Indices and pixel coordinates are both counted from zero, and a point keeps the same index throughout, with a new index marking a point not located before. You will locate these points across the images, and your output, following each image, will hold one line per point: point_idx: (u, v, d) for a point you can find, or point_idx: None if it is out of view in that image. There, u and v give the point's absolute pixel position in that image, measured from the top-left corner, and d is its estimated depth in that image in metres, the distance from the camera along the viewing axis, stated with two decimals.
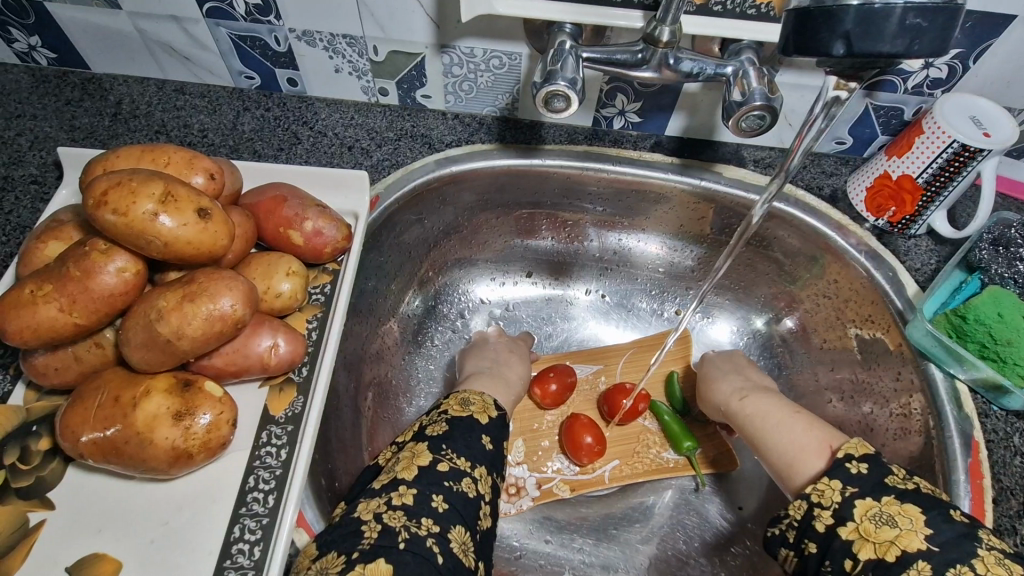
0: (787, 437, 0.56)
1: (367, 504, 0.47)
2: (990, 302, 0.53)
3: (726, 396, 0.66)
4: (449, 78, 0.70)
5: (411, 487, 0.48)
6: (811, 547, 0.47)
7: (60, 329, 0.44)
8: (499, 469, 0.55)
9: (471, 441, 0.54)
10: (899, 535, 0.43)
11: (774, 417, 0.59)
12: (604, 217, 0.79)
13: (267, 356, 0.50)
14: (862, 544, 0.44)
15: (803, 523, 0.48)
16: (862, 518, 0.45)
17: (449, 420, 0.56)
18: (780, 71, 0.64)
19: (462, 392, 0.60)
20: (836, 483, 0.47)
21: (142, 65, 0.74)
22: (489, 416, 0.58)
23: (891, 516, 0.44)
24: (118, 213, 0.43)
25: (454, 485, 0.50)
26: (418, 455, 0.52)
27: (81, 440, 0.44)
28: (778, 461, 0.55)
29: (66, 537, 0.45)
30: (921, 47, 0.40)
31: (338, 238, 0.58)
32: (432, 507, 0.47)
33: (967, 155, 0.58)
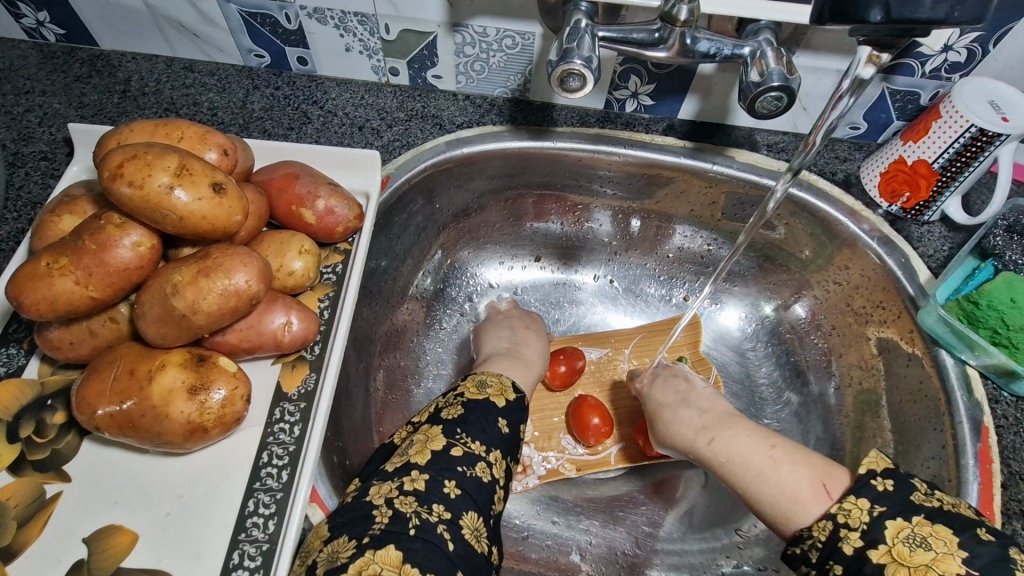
0: (777, 482, 0.52)
1: (379, 488, 0.47)
2: (1003, 287, 0.53)
3: (688, 436, 0.62)
4: (461, 58, 0.69)
5: (423, 472, 0.48)
6: (837, 569, 0.45)
7: (76, 303, 0.44)
8: (514, 453, 0.55)
9: (487, 425, 0.54)
10: (935, 559, 0.41)
11: (755, 458, 0.55)
12: (615, 201, 0.78)
13: (280, 333, 0.50)
14: (896, 568, 0.42)
15: (829, 545, 0.46)
16: (895, 540, 0.43)
17: (466, 403, 0.55)
18: (797, 53, 0.63)
19: (479, 374, 0.59)
20: (863, 503, 0.46)
21: (151, 42, 0.74)
22: (506, 399, 0.57)
23: (924, 538, 0.42)
24: (133, 186, 0.43)
25: (468, 470, 0.50)
26: (432, 440, 0.51)
27: (97, 413, 0.44)
28: (771, 507, 0.52)
29: (83, 508, 0.46)
30: (960, 15, 0.41)
31: (350, 217, 0.58)
32: (444, 494, 0.47)
33: (985, 140, 0.57)
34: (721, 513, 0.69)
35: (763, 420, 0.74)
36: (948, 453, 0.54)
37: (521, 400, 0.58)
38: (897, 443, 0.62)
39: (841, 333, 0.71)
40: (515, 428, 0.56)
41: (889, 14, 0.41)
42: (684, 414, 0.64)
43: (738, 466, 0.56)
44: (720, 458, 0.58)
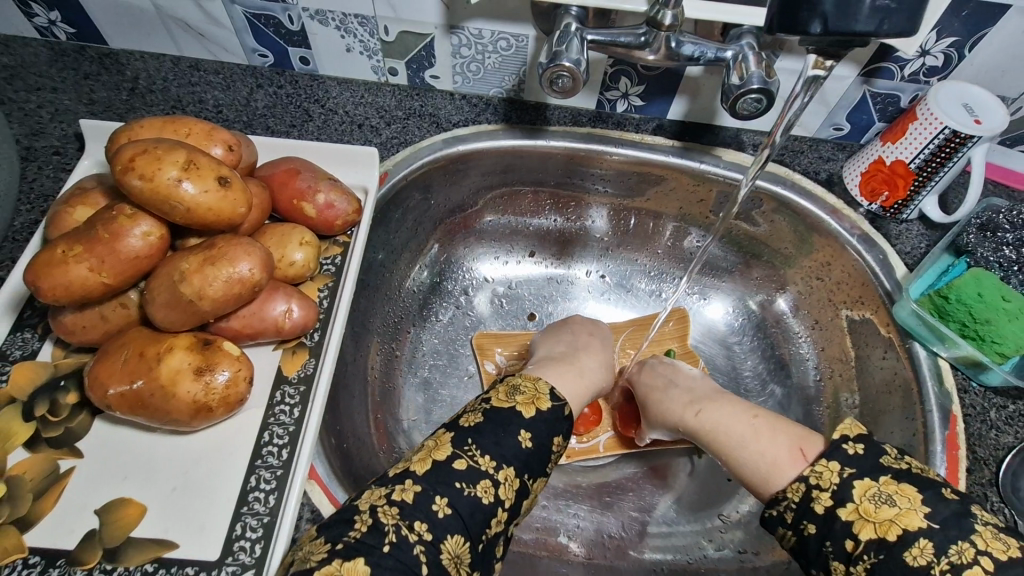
0: (757, 449, 0.54)
1: (371, 494, 0.46)
2: (972, 283, 0.56)
3: (679, 411, 0.63)
4: (457, 59, 0.72)
5: (416, 484, 0.46)
6: (810, 528, 0.47)
7: (89, 288, 0.47)
8: (533, 471, 0.51)
9: (503, 439, 0.50)
10: (898, 514, 0.43)
11: (738, 427, 0.57)
12: (607, 197, 0.81)
13: (281, 320, 0.53)
14: (863, 525, 0.44)
15: (801, 506, 0.48)
16: (862, 499, 0.45)
17: (486, 411, 0.52)
18: (780, 58, 0.64)
19: (513, 379, 0.56)
20: (834, 465, 0.47)
21: (158, 41, 0.76)
22: (536, 408, 0.53)
23: (889, 495, 0.44)
24: (144, 179, 0.46)
25: (466, 488, 0.47)
26: (438, 448, 0.49)
27: (109, 393, 0.47)
28: (753, 472, 0.54)
29: (94, 482, 0.49)
30: (891, 27, 0.43)
31: (349, 211, 0.61)
32: (431, 512, 0.45)
33: (958, 141, 0.60)
34: (705, 498, 0.72)
35: None
36: (919, 440, 0.57)
37: (555, 410, 0.54)
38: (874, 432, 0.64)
39: (823, 328, 0.74)
40: (540, 441, 0.52)
41: (827, 26, 0.43)
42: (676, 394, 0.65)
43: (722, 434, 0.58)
44: (705, 429, 0.60)
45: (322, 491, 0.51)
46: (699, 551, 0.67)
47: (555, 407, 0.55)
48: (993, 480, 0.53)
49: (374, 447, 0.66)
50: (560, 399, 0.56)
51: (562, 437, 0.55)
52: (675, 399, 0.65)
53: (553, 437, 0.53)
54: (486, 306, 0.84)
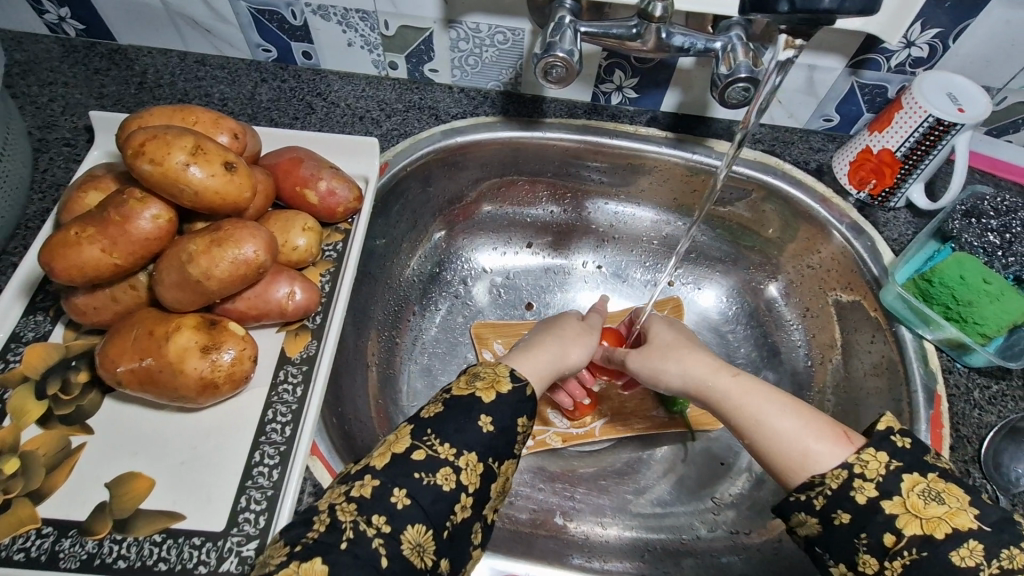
0: (793, 424, 0.51)
1: (332, 492, 0.47)
2: (954, 265, 0.58)
3: (701, 376, 0.60)
4: (456, 53, 0.74)
5: (375, 478, 0.46)
6: (844, 517, 0.44)
7: (101, 269, 0.49)
8: (500, 454, 0.50)
9: (464, 426, 0.50)
10: (948, 513, 0.42)
11: (764, 402, 0.54)
12: (603, 188, 0.83)
13: (284, 302, 0.55)
14: (908, 520, 0.43)
15: (839, 493, 0.45)
16: (910, 493, 0.43)
17: (448, 401, 0.52)
18: (802, 50, 0.67)
19: (474, 367, 0.56)
20: (882, 456, 0.45)
21: (166, 37, 0.79)
22: (495, 392, 0.53)
23: (939, 493, 0.43)
24: (154, 163, 0.47)
25: (425, 478, 0.47)
26: (398, 441, 0.49)
27: (120, 369, 0.49)
28: (787, 447, 0.50)
29: (105, 458, 0.50)
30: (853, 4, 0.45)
31: (350, 198, 0.62)
32: (390, 504, 0.45)
33: (942, 129, 0.61)
34: (698, 481, 0.73)
35: None
36: (905, 419, 0.59)
37: (515, 391, 0.54)
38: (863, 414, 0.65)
39: (814, 316, 0.76)
40: (503, 425, 0.51)
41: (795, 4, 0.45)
42: (694, 363, 0.61)
43: (733, 404, 0.56)
44: (717, 397, 0.58)
45: (323, 466, 0.53)
46: (693, 532, 0.68)
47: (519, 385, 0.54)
48: (976, 457, 0.55)
49: (375, 430, 0.67)
50: (521, 379, 0.55)
51: (527, 419, 0.54)
52: (690, 366, 0.61)
53: (516, 419, 0.52)
54: (484, 295, 0.86)
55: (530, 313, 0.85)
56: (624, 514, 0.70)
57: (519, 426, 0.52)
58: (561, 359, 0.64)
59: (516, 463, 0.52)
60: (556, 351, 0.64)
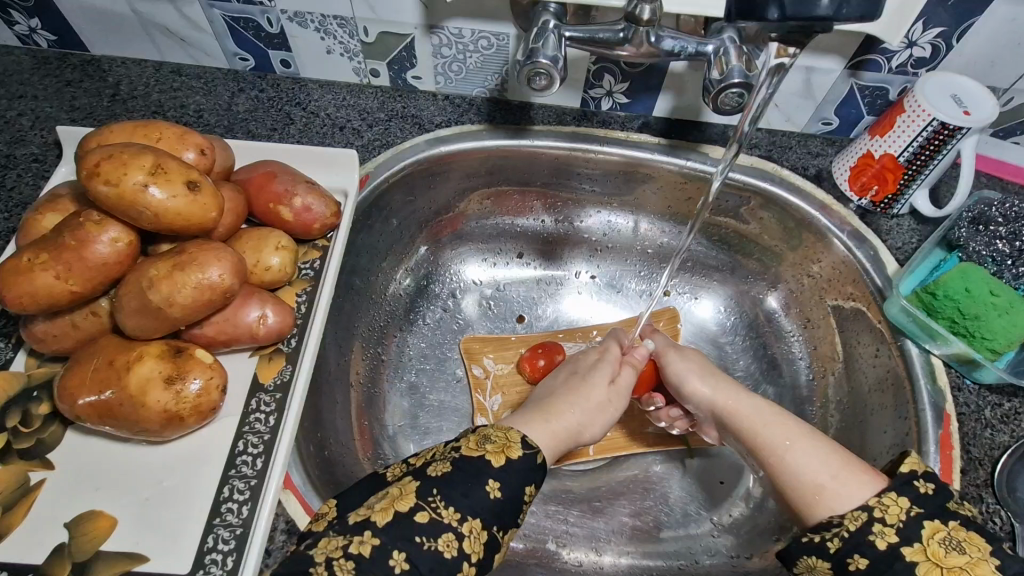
0: (823, 452, 0.51)
1: (327, 543, 0.44)
2: (958, 277, 0.55)
3: (731, 396, 0.61)
4: (439, 59, 0.71)
5: (375, 536, 0.44)
6: (861, 562, 0.43)
7: (57, 296, 0.46)
8: (504, 523, 0.48)
9: (472, 490, 0.47)
10: (969, 563, 0.41)
11: (793, 429, 0.55)
12: (595, 197, 0.80)
13: (255, 327, 0.52)
14: (928, 568, 0.41)
15: (857, 536, 0.44)
16: (930, 540, 0.42)
17: (456, 460, 0.49)
18: (805, 54, 0.64)
19: (484, 428, 0.53)
20: (903, 501, 0.44)
21: (140, 46, 0.76)
22: (506, 458, 0.50)
23: (959, 542, 0.42)
24: (110, 184, 0.45)
25: (426, 543, 0.44)
26: (403, 497, 0.47)
27: (78, 402, 0.46)
28: (815, 472, 0.50)
29: (65, 495, 0.48)
30: (851, 10, 0.44)
31: (327, 214, 0.60)
32: (388, 567, 0.43)
33: (947, 133, 0.58)
34: (696, 502, 0.70)
35: None
36: (912, 440, 0.56)
37: (527, 459, 0.51)
38: (869, 432, 0.62)
39: (815, 327, 0.73)
40: (511, 493, 0.49)
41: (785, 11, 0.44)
42: (723, 384, 0.62)
43: (758, 424, 0.57)
44: (743, 413, 0.59)
45: (297, 501, 0.50)
46: (690, 556, 0.66)
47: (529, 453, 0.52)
48: (988, 481, 0.52)
49: (357, 453, 0.64)
50: (533, 446, 0.53)
51: (534, 487, 0.51)
52: (718, 386, 0.62)
53: (525, 487, 0.50)
54: (473, 308, 0.83)
55: (522, 326, 0.82)
56: (619, 536, 0.68)
57: (526, 495, 0.50)
58: (577, 433, 0.60)
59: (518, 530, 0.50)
60: (575, 424, 0.60)
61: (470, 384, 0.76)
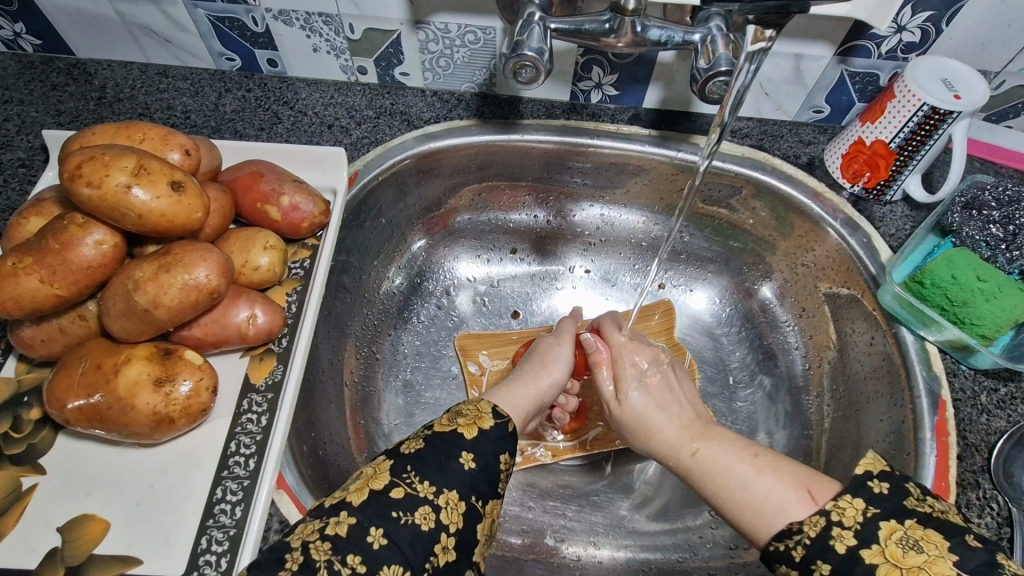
0: (756, 491, 0.50)
1: (304, 529, 0.44)
2: (944, 264, 0.56)
3: (648, 412, 0.62)
4: (426, 55, 0.71)
5: (352, 515, 0.44)
6: (823, 568, 0.42)
7: (42, 301, 0.46)
8: (482, 494, 0.48)
9: (446, 465, 0.47)
10: (927, 561, 0.40)
11: (727, 466, 0.53)
12: (587, 191, 0.80)
13: (245, 327, 0.52)
14: (888, 570, 0.41)
15: (818, 542, 0.43)
16: (887, 541, 0.42)
17: (428, 436, 0.49)
18: (781, 39, 0.64)
19: (454, 405, 0.54)
20: (859, 502, 0.44)
21: (125, 48, 0.75)
22: (477, 428, 0.51)
23: (916, 540, 0.41)
24: (92, 186, 0.45)
25: (403, 517, 0.44)
26: (377, 476, 0.47)
27: (66, 407, 0.46)
28: (752, 516, 0.49)
29: (57, 500, 0.47)
30: None
31: (315, 213, 0.59)
32: (366, 544, 0.42)
33: (938, 118, 0.58)
34: (695, 494, 0.70)
35: (736, 402, 0.74)
36: (908, 427, 0.56)
37: (499, 428, 0.52)
38: (865, 420, 0.62)
39: (810, 316, 0.72)
40: (486, 462, 0.49)
41: None
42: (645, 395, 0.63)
43: (695, 467, 0.56)
44: (659, 435, 0.60)
45: (291, 501, 0.50)
46: (689, 548, 0.65)
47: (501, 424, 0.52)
48: (984, 466, 0.52)
49: (352, 453, 0.64)
50: (504, 416, 0.53)
51: (510, 456, 0.51)
52: (641, 396, 0.63)
53: (498, 456, 0.50)
54: (467, 305, 0.82)
55: (516, 321, 0.81)
56: (617, 530, 0.67)
57: (501, 463, 0.50)
58: (534, 386, 0.63)
59: (501, 501, 0.50)
60: (531, 383, 0.63)
61: (465, 381, 0.76)
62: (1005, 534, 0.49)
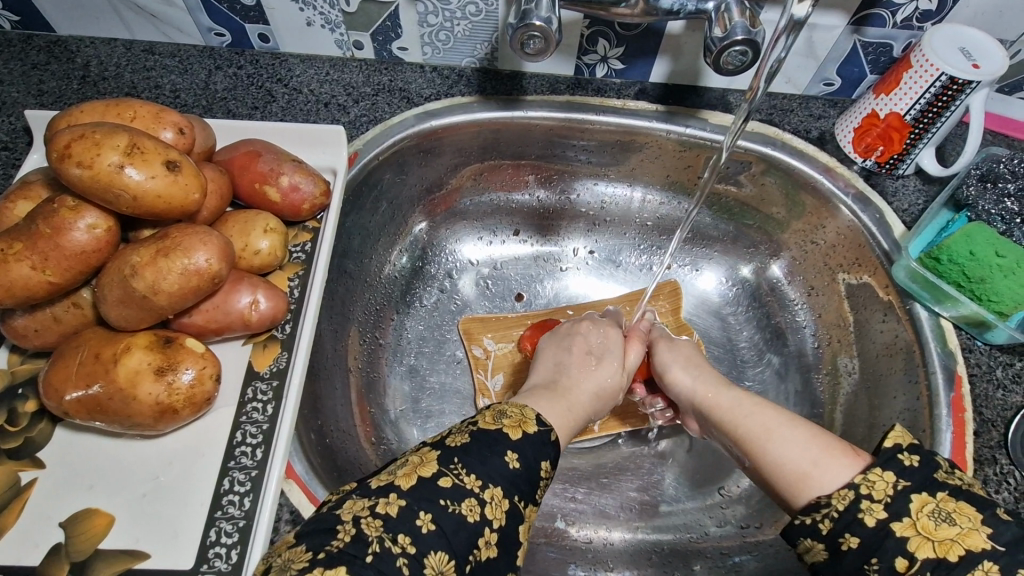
0: (798, 445, 0.50)
1: (353, 503, 0.43)
2: (962, 240, 0.55)
3: (710, 385, 0.60)
4: (424, 28, 0.68)
5: (401, 498, 0.43)
6: (852, 541, 0.42)
7: (34, 289, 0.44)
8: (524, 493, 0.46)
9: (490, 459, 0.46)
10: (961, 534, 0.40)
11: (773, 416, 0.54)
12: (590, 168, 0.78)
13: (247, 313, 0.50)
14: (920, 543, 0.40)
15: (846, 515, 0.43)
16: (919, 514, 0.41)
17: (474, 432, 0.48)
18: None
19: (498, 405, 0.52)
20: (889, 475, 0.43)
21: (107, 25, 0.71)
22: (523, 431, 0.49)
23: (949, 513, 0.41)
24: (83, 166, 0.43)
25: (450, 506, 0.43)
26: (423, 464, 0.46)
27: (65, 398, 0.44)
28: (795, 460, 0.49)
29: (60, 494, 0.46)
30: None
31: (316, 193, 0.57)
32: (414, 526, 0.41)
33: (956, 89, 0.57)
34: (704, 474, 0.69)
35: (744, 382, 0.73)
36: (923, 404, 0.55)
37: (542, 435, 0.51)
38: (880, 398, 0.61)
39: (820, 293, 0.72)
40: (529, 464, 0.48)
41: None
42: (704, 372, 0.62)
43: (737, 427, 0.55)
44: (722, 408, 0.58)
45: (300, 490, 0.49)
46: (700, 528, 0.65)
47: (545, 431, 0.51)
48: (1001, 441, 0.52)
49: (359, 439, 0.63)
50: (547, 424, 0.52)
51: (550, 465, 0.50)
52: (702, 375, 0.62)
53: (540, 462, 0.49)
54: (471, 289, 0.81)
55: (520, 305, 0.80)
56: (628, 512, 0.67)
57: (543, 471, 0.49)
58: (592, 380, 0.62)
59: (538, 509, 0.48)
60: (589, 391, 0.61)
61: (471, 365, 0.75)
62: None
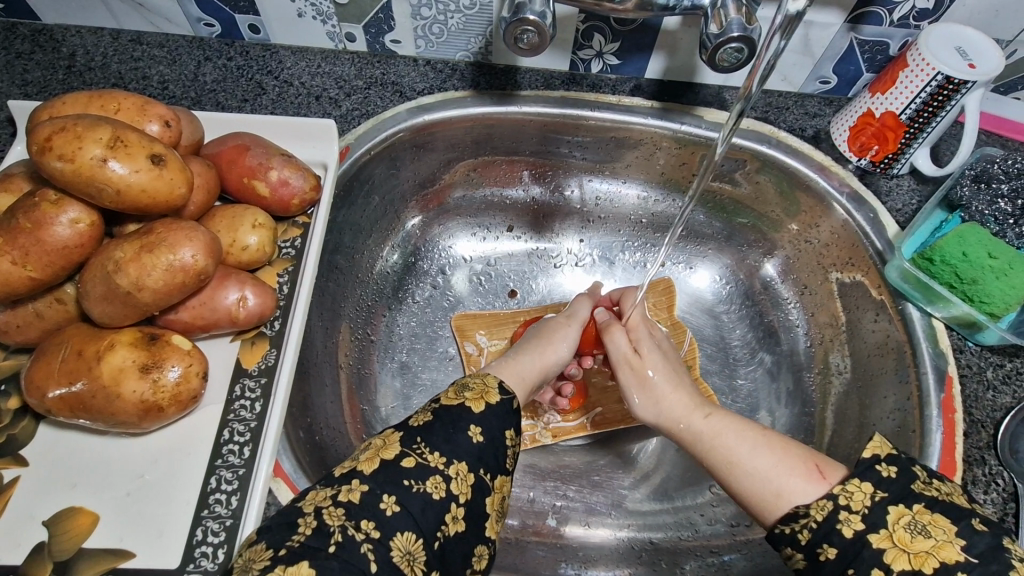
0: (766, 464, 0.50)
1: (315, 495, 0.42)
2: (955, 242, 0.55)
3: (678, 414, 0.59)
4: (418, 21, 0.66)
5: (364, 482, 0.42)
6: (830, 552, 0.42)
7: (15, 283, 0.43)
8: (490, 466, 0.46)
9: (453, 437, 0.46)
10: (936, 546, 0.40)
11: (739, 438, 0.53)
12: (585, 165, 0.77)
13: (234, 310, 0.49)
14: (895, 555, 0.40)
15: (824, 526, 0.43)
16: (896, 526, 0.41)
17: (437, 409, 0.48)
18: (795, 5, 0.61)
19: (461, 378, 0.53)
20: (867, 486, 0.43)
21: (93, 14, 0.70)
22: (485, 403, 0.50)
23: (925, 525, 0.41)
24: (65, 160, 0.42)
25: (415, 485, 0.43)
26: (386, 447, 0.45)
27: (47, 396, 0.43)
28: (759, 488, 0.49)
29: (43, 491, 0.45)
30: None
31: (306, 188, 0.56)
32: (378, 510, 0.41)
33: (951, 89, 0.56)
34: (695, 472, 0.69)
35: (736, 380, 0.74)
36: (913, 404, 0.56)
37: (526, 425, 0.51)
38: (871, 398, 0.62)
39: (813, 293, 0.72)
40: (493, 435, 0.48)
41: None
42: (674, 397, 0.60)
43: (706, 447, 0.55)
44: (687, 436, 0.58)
45: (288, 489, 0.48)
46: (690, 526, 0.65)
47: (509, 399, 0.51)
48: (990, 443, 0.52)
49: (349, 436, 0.62)
50: (509, 391, 0.52)
51: (515, 434, 0.50)
52: (670, 399, 0.61)
53: (505, 431, 0.49)
54: (464, 285, 0.80)
55: (513, 302, 0.80)
56: (618, 510, 0.67)
57: (508, 439, 0.49)
58: (541, 358, 0.63)
59: (509, 479, 0.48)
60: (540, 355, 0.63)
61: (463, 362, 0.74)
62: (1010, 509, 0.49)
